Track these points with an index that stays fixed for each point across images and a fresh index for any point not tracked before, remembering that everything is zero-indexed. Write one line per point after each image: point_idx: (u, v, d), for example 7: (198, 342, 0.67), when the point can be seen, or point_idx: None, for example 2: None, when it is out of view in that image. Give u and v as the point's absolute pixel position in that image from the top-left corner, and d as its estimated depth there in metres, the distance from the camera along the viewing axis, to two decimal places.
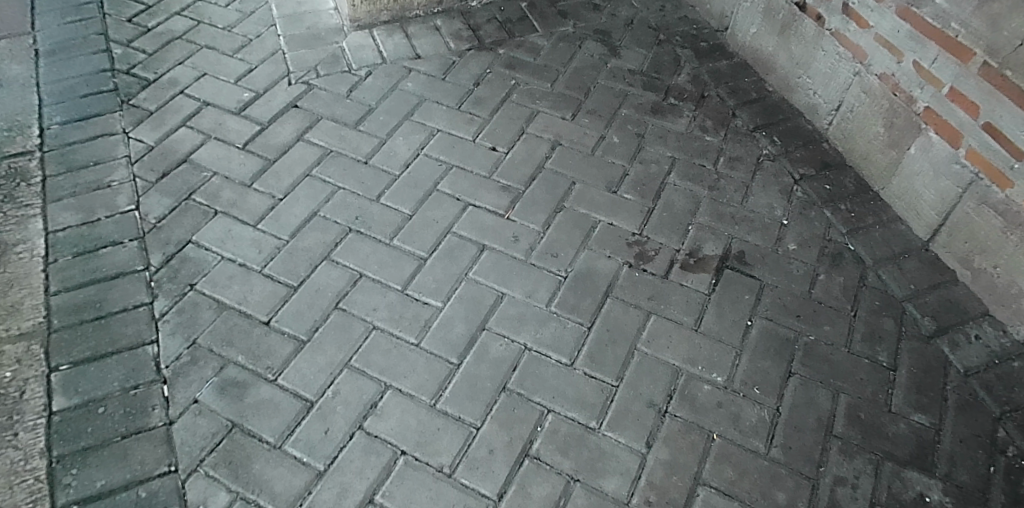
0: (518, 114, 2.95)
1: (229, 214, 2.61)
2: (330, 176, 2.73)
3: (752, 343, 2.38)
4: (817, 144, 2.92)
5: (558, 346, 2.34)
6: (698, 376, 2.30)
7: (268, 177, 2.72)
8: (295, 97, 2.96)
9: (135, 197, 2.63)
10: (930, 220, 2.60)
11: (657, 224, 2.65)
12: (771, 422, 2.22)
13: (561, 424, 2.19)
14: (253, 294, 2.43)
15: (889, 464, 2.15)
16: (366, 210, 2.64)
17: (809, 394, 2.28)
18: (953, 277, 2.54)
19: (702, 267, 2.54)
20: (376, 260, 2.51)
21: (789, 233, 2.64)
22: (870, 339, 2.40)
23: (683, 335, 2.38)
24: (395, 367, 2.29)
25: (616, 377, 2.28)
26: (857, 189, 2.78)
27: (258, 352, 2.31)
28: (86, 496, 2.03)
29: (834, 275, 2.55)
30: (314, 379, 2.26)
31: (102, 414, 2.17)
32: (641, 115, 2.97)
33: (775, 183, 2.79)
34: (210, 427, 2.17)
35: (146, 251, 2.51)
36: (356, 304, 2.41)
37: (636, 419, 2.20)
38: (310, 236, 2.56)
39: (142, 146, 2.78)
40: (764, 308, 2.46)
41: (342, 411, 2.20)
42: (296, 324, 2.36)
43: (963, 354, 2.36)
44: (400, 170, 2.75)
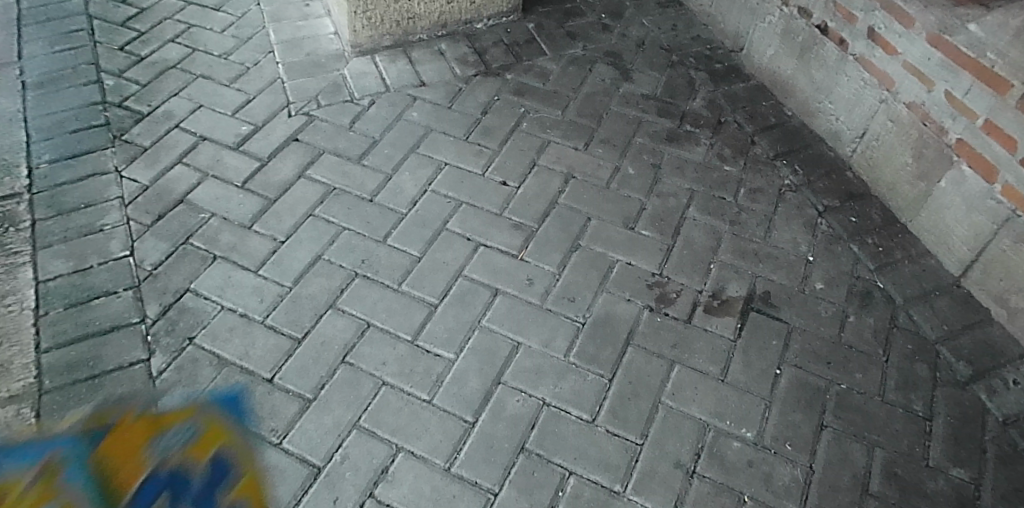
0: (529, 145, 2.83)
1: (228, 259, 2.47)
2: (333, 216, 2.58)
3: (782, 393, 2.27)
4: (841, 173, 2.81)
5: (579, 401, 2.22)
6: (726, 431, 2.19)
7: (269, 218, 2.57)
8: (296, 130, 2.81)
9: (130, 241, 2.48)
10: (962, 256, 2.49)
11: (677, 263, 2.54)
12: (805, 481, 2.11)
13: (584, 488, 2.07)
14: (255, 348, 2.29)
15: None
16: (372, 252, 2.50)
17: (843, 449, 2.17)
18: (988, 316, 2.44)
19: (727, 310, 2.44)
20: (384, 307, 2.38)
21: (816, 271, 2.54)
22: (904, 387, 2.30)
23: (709, 387, 2.27)
24: (407, 427, 2.16)
25: (641, 434, 2.17)
26: (884, 221, 2.68)
27: (261, 413, 2.17)
28: None
29: (864, 316, 2.44)
30: (322, 442, 2.12)
31: None
32: (657, 143, 2.87)
33: (798, 217, 2.68)
34: None
35: (141, 302, 2.35)
36: (365, 357, 2.28)
37: (664, 481, 2.09)
38: (315, 282, 2.43)
39: (136, 186, 2.62)
40: (792, 355, 2.35)
41: (352, 477, 2.07)
42: (301, 382, 2.23)
43: (1000, 401, 2.26)
44: (408, 208, 2.62)
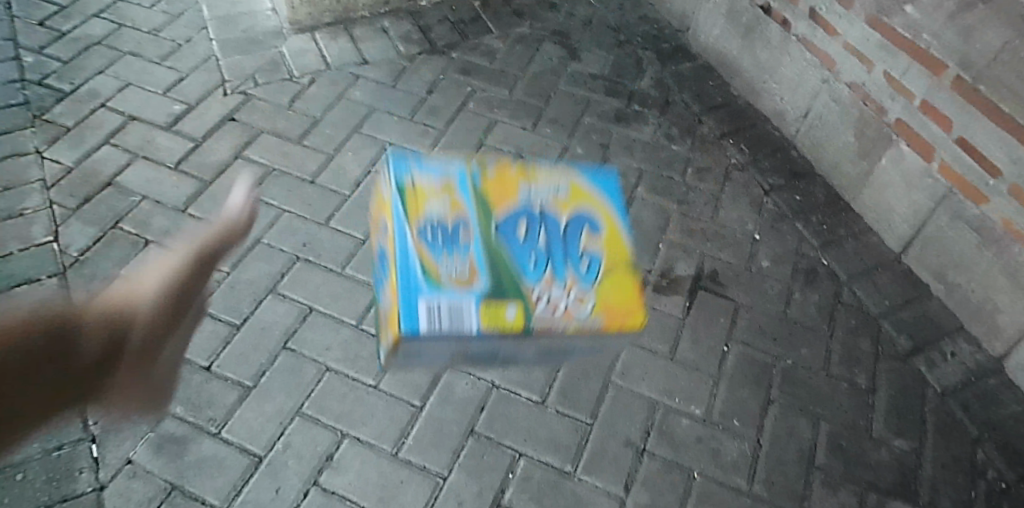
0: (475, 124, 2.78)
1: (162, 245, 2.36)
2: (274, 198, 2.51)
3: (730, 370, 2.28)
4: (786, 152, 2.83)
5: (528, 383, 2.20)
6: (676, 409, 2.19)
7: (204, 199, 2.48)
8: (232, 109, 2.72)
9: (53, 226, 2.36)
10: (902, 232, 2.53)
11: (627, 242, 2.52)
12: (752, 456, 2.13)
13: (534, 470, 2.05)
14: (191, 336, 2.20)
15: (873, 494, 2.08)
16: (314, 235, 2.44)
17: (790, 423, 2.19)
18: (927, 291, 2.48)
19: (675, 289, 2.43)
20: (327, 292, 2.31)
21: (762, 249, 2.55)
22: (848, 361, 2.32)
23: (658, 365, 2.27)
24: (352, 413, 2.10)
25: (591, 414, 2.15)
26: (828, 199, 2.71)
27: (198, 402, 2.09)
28: None
29: (810, 293, 2.46)
30: (262, 430, 2.05)
31: (22, 481, 1.94)
32: (605, 123, 2.85)
33: (744, 195, 2.69)
34: (145, 491, 1.95)
35: (68, 289, 2.23)
36: (307, 343, 2.21)
37: (613, 460, 2.08)
38: (254, 268, 2.35)
39: (59, 168, 2.50)
40: (740, 332, 2.35)
41: (294, 465, 2.00)
42: (240, 370, 2.15)
43: (940, 373, 2.31)
44: (351, 189, 2.56)
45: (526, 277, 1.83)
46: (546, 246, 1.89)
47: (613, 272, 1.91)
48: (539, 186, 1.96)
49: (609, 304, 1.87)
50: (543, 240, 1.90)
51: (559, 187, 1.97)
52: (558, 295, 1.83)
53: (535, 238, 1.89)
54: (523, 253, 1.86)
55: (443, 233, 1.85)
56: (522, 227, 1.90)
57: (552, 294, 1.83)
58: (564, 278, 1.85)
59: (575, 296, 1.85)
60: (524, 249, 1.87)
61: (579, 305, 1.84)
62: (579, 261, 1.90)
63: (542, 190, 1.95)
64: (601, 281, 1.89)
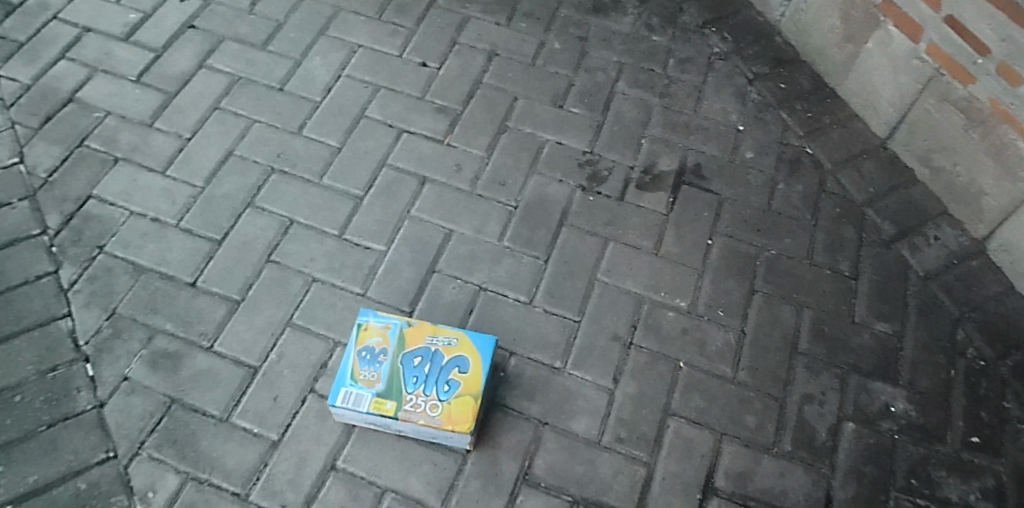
0: (447, 22, 2.71)
1: (132, 161, 2.36)
2: (242, 107, 2.48)
3: (714, 263, 2.30)
4: (769, 39, 2.77)
5: (515, 284, 2.22)
6: (661, 303, 2.22)
7: (171, 113, 2.45)
8: (191, 16, 2.66)
9: (18, 147, 2.37)
10: (888, 117, 2.51)
11: (608, 139, 2.50)
12: (737, 345, 2.18)
13: (524, 367, 2.10)
14: (173, 253, 2.21)
15: (854, 376, 2.15)
16: (289, 145, 2.41)
17: (773, 312, 2.23)
18: (911, 176, 2.48)
19: (658, 185, 2.43)
20: (308, 203, 2.31)
21: (745, 141, 2.53)
22: (832, 249, 2.35)
23: (643, 261, 2.29)
24: (342, 321, 2.13)
25: (578, 312, 2.19)
26: (812, 86, 2.67)
27: (189, 318, 2.12)
28: (19, 494, 1.88)
29: (793, 183, 2.46)
30: (255, 342, 2.09)
31: (22, 403, 1.98)
32: (582, 15, 2.77)
33: (728, 85, 2.65)
34: (146, 406, 2.00)
35: (40, 212, 2.26)
36: (292, 255, 2.22)
37: (601, 355, 2.13)
38: (230, 181, 2.33)
39: (16, 85, 2.49)
40: (723, 225, 2.37)
41: (289, 375, 2.05)
42: (227, 284, 2.17)
43: (922, 257, 2.33)
44: (322, 95, 2.52)
45: (404, 389, 1.90)
46: (429, 370, 1.93)
47: (474, 398, 1.90)
48: (438, 339, 1.97)
49: (455, 417, 1.88)
50: (429, 366, 1.94)
51: (458, 335, 1.97)
52: (420, 404, 1.89)
53: (424, 364, 1.94)
54: (409, 369, 1.93)
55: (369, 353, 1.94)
56: (418, 357, 1.95)
57: (416, 402, 1.89)
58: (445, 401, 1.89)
59: (429, 407, 1.88)
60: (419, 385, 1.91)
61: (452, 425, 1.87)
62: (449, 384, 1.91)
63: (439, 343, 1.97)
64: (457, 401, 1.89)
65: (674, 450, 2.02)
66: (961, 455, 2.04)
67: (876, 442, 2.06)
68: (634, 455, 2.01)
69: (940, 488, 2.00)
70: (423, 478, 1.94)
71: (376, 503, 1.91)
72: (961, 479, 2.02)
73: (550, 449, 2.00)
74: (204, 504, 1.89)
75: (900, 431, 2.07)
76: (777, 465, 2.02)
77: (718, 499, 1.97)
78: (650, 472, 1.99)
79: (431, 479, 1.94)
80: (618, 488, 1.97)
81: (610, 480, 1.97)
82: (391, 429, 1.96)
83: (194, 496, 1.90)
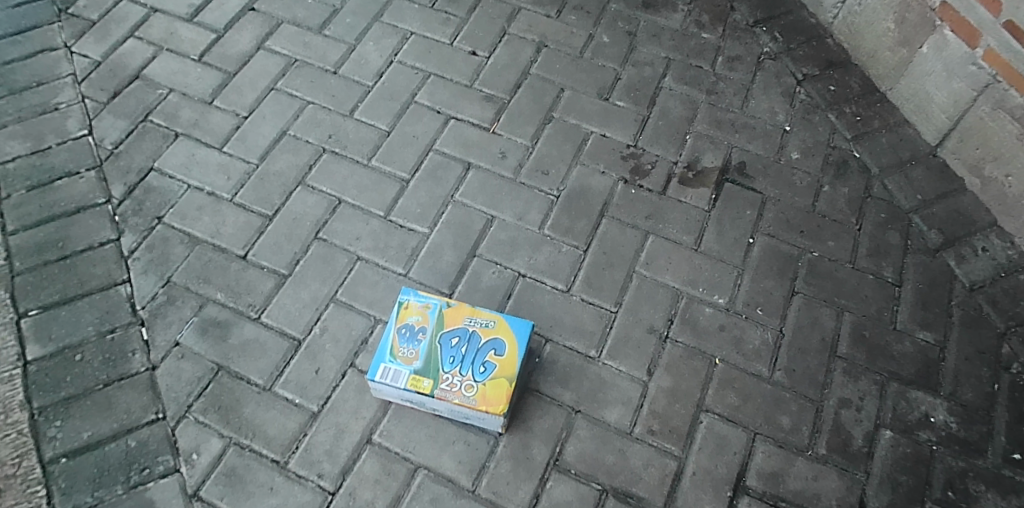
0: (498, 13, 2.75)
1: (191, 136, 2.44)
2: (297, 89, 2.55)
3: (755, 261, 2.30)
4: (821, 40, 2.75)
5: (554, 272, 2.24)
6: (699, 298, 2.23)
7: (229, 93, 2.53)
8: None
9: (87, 120, 2.47)
10: (940, 124, 2.47)
11: (653, 134, 2.51)
12: (774, 344, 2.17)
13: (560, 354, 2.12)
14: (225, 226, 2.29)
15: (894, 384, 2.12)
16: (339, 127, 2.47)
17: (813, 313, 2.22)
18: (961, 186, 2.44)
19: (702, 181, 2.43)
20: (355, 184, 2.36)
21: (793, 141, 2.52)
22: (875, 254, 2.32)
23: (683, 256, 2.29)
24: (384, 300, 2.18)
25: (616, 302, 2.20)
26: (862, 89, 2.65)
27: (238, 289, 2.19)
28: (74, 448, 1.96)
29: (839, 185, 2.44)
30: (300, 315, 2.15)
31: (81, 361, 2.07)
32: (632, 10, 2.79)
33: (777, 85, 2.64)
34: (195, 371, 2.07)
35: (106, 182, 2.35)
36: (338, 233, 2.28)
37: (637, 346, 2.14)
38: (281, 159, 2.40)
39: (88, 62, 2.59)
40: (766, 224, 2.36)
41: (332, 348, 2.10)
42: (275, 259, 2.23)
43: (969, 268, 2.30)
44: (373, 80, 2.57)
45: (441, 368, 1.94)
46: (465, 351, 1.96)
47: (508, 380, 1.92)
48: (477, 318, 2.01)
49: (490, 398, 1.90)
50: (466, 347, 1.97)
51: (496, 318, 2.00)
52: (456, 383, 1.92)
53: (461, 344, 1.97)
54: (447, 348, 1.96)
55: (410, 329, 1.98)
56: (456, 337, 1.98)
57: (452, 381, 1.92)
58: (481, 380, 1.92)
59: (465, 387, 1.91)
60: (456, 362, 1.94)
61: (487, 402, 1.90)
62: (485, 366, 1.94)
63: (477, 322, 2.00)
64: (492, 383, 1.92)
65: (706, 445, 2.02)
66: (1001, 472, 2.01)
67: (914, 451, 2.03)
68: (665, 448, 2.01)
69: (978, 503, 1.97)
70: (455, 457, 1.97)
71: (409, 479, 1.94)
72: (1000, 495, 1.98)
73: (582, 437, 2.01)
74: (246, 469, 1.95)
75: (939, 442, 2.05)
76: (810, 467, 2.01)
77: (749, 498, 1.96)
78: (681, 465, 1.99)
79: (463, 459, 1.97)
80: (648, 480, 1.97)
81: (641, 471, 1.98)
82: (427, 407, 1.99)
83: (237, 461, 1.96)
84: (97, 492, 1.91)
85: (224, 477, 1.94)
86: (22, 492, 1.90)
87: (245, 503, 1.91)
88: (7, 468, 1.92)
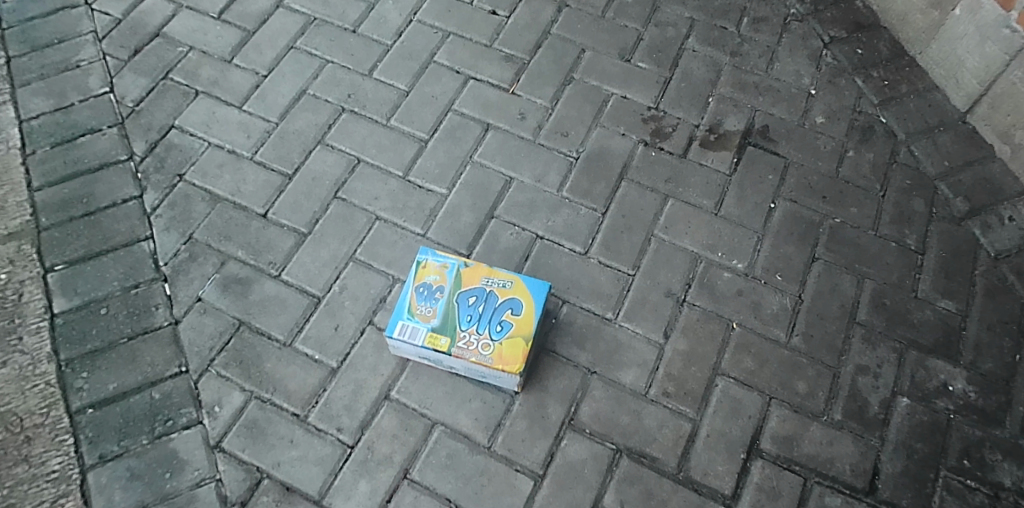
0: None
1: (211, 95, 2.45)
2: (316, 47, 2.54)
3: (775, 226, 2.28)
4: (849, 2, 2.69)
5: (572, 234, 2.24)
6: (717, 263, 2.22)
7: (249, 51, 2.53)
8: None
9: (108, 78, 2.48)
10: (970, 89, 2.42)
11: (674, 96, 2.48)
12: (793, 309, 2.16)
13: (576, 316, 2.13)
14: (246, 184, 2.30)
15: (913, 352, 2.11)
16: (359, 86, 2.47)
17: (833, 280, 2.20)
18: (990, 153, 2.39)
19: (723, 144, 2.41)
20: (374, 143, 2.37)
21: (817, 105, 2.48)
22: (899, 221, 2.29)
23: (702, 220, 2.28)
24: (402, 259, 2.19)
25: (633, 266, 2.20)
26: (890, 52, 2.59)
27: (258, 247, 2.21)
28: (100, 399, 2.00)
29: (864, 151, 2.41)
30: (319, 273, 2.17)
31: (106, 315, 2.11)
32: None
33: (803, 47, 2.59)
34: (216, 326, 2.10)
35: (128, 139, 2.38)
36: (357, 193, 2.29)
37: (654, 309, 2.14)
38: (301, 118, 2.41)
39: (108, 19, 2.60)
40: (788, 189, 2.34)
41: (351, 306, 2.12)
42: (295, 217, 2.25)
43: (995, 237, 2.26)
44: (393, 39, 2.56)
45: (459, 327, 1.95)
46: (482, 310, 1.97)
47: (525, 339, 1.93)
48: (494, 278, 2.02)
49: (506, 357, 1.92)
50: (483, 306, 1.98)
51: (513, 278, 2.01)
52: (473, 342, 1.94)
53: (478, 304, 1.98)
54: (464, 307, 1.98)
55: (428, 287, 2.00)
56: (473, 296, 1.99)
57: (469, 339, 1.94)
58: (498, 338, 1.94)
59: (481, 346, 1.93)
60: (472, 320, 1.96)
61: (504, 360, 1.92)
62: (502, 325, 1.95)
63: (494, 282, 2.01)
64: (509, 342, 1.93)
65: (721, 408, 2.03)
66: (1019, 441, 2.00)
67: (931, 419, 2.02)
68: (680, 410, 2.02)
69: (993, 472, 1.97)
70: (471, 415, 2.00)
71: (425, 435, 1.97)
72: (1016, 465, 1.98)
73: (597, 397, 2.03)
74: (266, 422, 1.98)
75: (957, 410, 2.04)
76: (825, 432, 2.01)
77: (762, 461, 1.97)
78: (695, 428, 2.00)
79: (479, 416, 1.99)
80: (662, 441, 1.98)
81: (655, 432, 1.99)
82: (444, 365, 2.01)
83: (258, 414, 1.99)
84: (123, 442, 1.95)
85: (245, 429, 1.97)
86: (50, 440, 1.95)
87: (266, 455, 1.95)
88: (35, 417, 1.97)
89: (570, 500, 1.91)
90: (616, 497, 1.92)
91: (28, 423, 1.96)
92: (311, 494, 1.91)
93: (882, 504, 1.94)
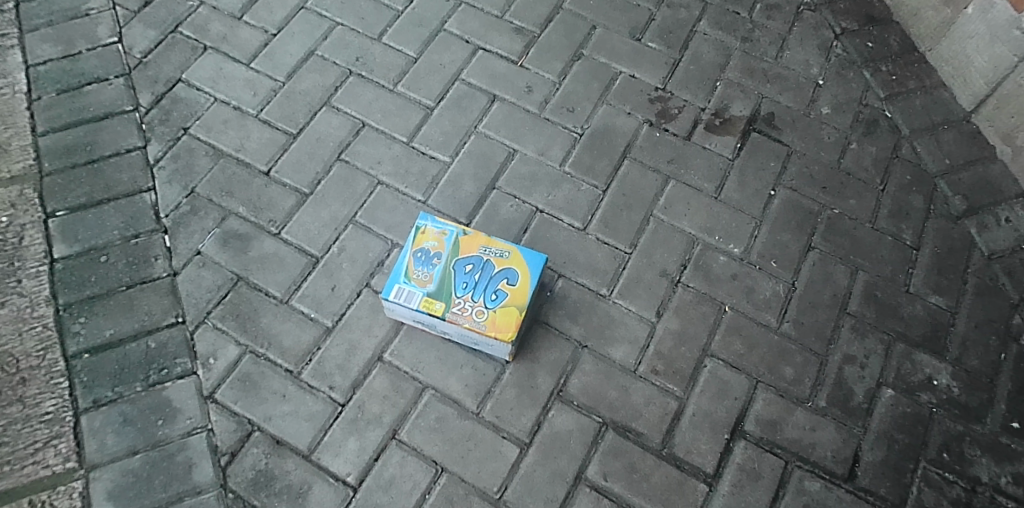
0: None
1: (219, 51, 2.45)
2: (327, 9, 2.54)
3: (774, 213, 2.29)
4: None
5: (571, 210, 2.26)
6: (714, 246, 2.23)
7: (260, 9, 2.53)
8: None
9: (117, 28, 2.48)
10: (977, 89, 2.43)
11: (682, 78, 2.49)
12: (785, 296, 2.18)
13: (570, 290, 2.15)
14: (250, 141, 2.31)
15: (901, 345, 2.13)
16: (368, 50, 2.47)
17: (827, 269, 2.22)
18: (992, 154, 2.40)
19: (728, 130, 2.41)
20: (379, 108, 2.37)
21: (824, 96, 2.48)
22: (897, 215, 2.31)
23: (702, 203, 2.29)
24: (402, 224, 2.20)
25: (630, 244, 2.21)
26: (900, 47, 2.59)
27: (260, 204, 2.22)
28: (97, 345, 2.02)
29: (867, 144, 2.41)
30: (319, 234, 2.18)
31: (105, 263, 2.12)
32: None
33: (813, 37, 2.59)
34: (215, 279, 2.12)
35: (134, 90, 2.38)
36: (360, 156, 2.30)
37: (648, 288, 2.16)
38: (308, 79, 2.41)
39: None
40: (789, 178, 2.35)
41: (348, 268, 2.14)
42: (297, 177, 2.26)
43: (990, 237, 2.28)
44: (404, 5, 2.56)
45: (454, 293, 1.97)
46: (479, 278, 1.99)
47: (519, 309, 1.95)
48: (491, 247, 2.03)
49: (499, 325, 1.94)
50: (480, 275, 2.00)
51: (511, 249, 2.03)
52: (467, 309, 1.96)
53: (475, 272, 2.00)
54: (461, 275, 2.00)
55: (427, 253, 2.02)
56: (470, 264, 2.01)
57: (463, 306, 1.96)
58: (493, 305, 1.96)
59: (475, 313, 1.95)
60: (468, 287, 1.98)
61: (497, 326, 1.94)
62: (496, 293, 1.97)
63: (491, 251, 2.03)
64: (503, 310, 1.95)
65: (708, 389, 2.05)
66: (998, 439, 2.03)
67: (914, 412, 2.05)
68: (668, 388, 2.05)
69: (972, 466, 2.00)
70: (462, 380, 2.02)
71: (415, 397, 2.00)
72: (995, 461, 2.01)
73: (586, 371, 2.05)
74: (260, 376, 2.01)
75: (940, 405, 2.06)
76: (809, 418, 2.04)
77: (745, 442, 2.00)
78: (681, 406, 2.03)
79: (469, 383, 2.02)
80: (648, 417, 2.01)
81: (641, 408, 2.02)
82: (437, 330, 2.04)
83: (251, 368, 2.02)
84: (117, 388, 1.98)
85: (238, 382, 2.00)
86: (45, 382, 1.97)
87: (258, 408, 1.97)
88: (31, 359, 2.00)
89: (554, 469, 1.94)
90: (600, 469, 1.95)
91: (24, 365, 1.99)
92: (300, 449, 1.94)
93: (860, 492, 1.97)
